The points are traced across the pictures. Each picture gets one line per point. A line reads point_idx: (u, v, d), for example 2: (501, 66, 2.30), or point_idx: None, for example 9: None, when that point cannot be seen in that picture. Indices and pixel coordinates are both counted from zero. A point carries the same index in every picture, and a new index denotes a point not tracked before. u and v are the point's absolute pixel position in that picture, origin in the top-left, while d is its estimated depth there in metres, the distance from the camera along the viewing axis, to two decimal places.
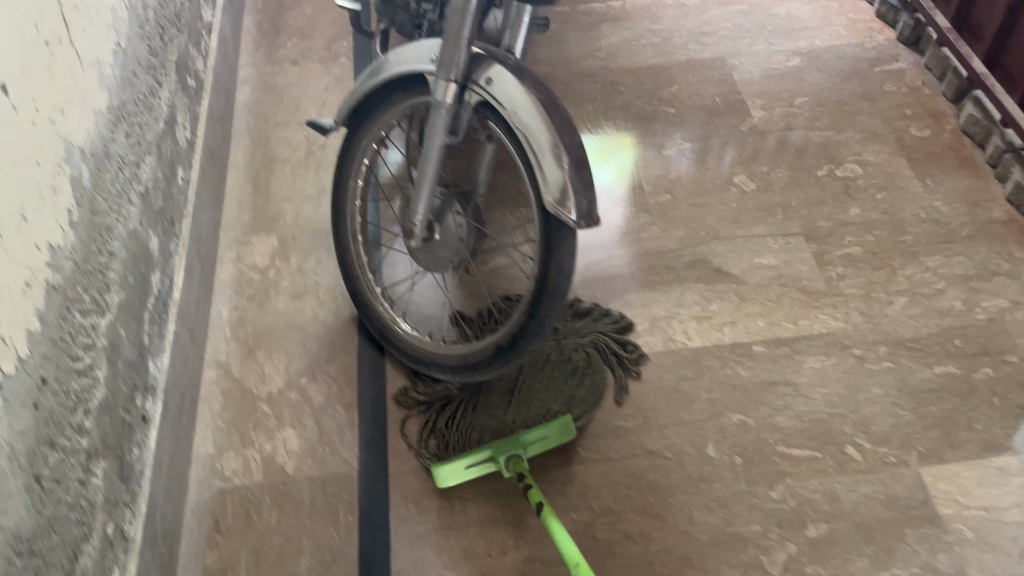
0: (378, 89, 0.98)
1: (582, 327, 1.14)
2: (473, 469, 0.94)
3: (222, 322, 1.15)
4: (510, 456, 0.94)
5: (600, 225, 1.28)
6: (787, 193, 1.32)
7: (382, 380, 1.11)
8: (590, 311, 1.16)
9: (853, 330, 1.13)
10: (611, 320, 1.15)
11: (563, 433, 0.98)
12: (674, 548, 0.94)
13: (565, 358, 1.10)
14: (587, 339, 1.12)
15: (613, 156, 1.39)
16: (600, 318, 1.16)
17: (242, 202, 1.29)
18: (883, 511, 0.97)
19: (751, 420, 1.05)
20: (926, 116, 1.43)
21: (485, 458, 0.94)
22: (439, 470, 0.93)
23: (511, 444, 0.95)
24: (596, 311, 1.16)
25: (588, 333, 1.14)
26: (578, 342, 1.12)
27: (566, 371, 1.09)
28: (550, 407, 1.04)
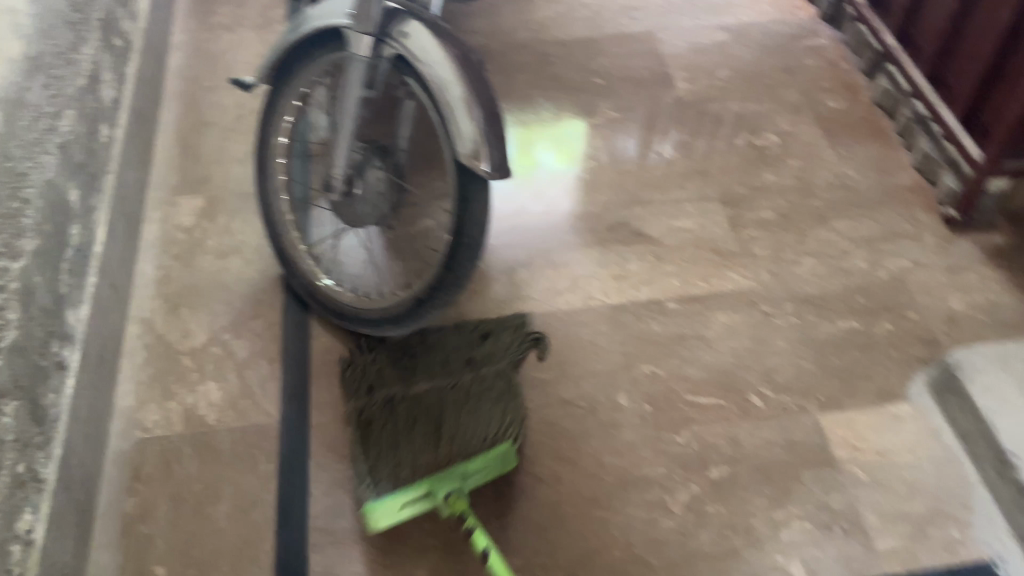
0: (299, 45, 0.99)
1: (493, 350, 1.08)
2: (409, 512, 0.86)
3: (147, 279, 1.15)
4: (449, 493, 0.89)
5: (559, 207, 1.29)
6: (707, 160, 1.37)
7: (306, 334, 1.12)
8: (496, 332, 1.11)
9: (761, 288, 1.19)
10: (522, 339, 1.10)
11: (504, 461, 0.92)
12: (583, 489, 0.99)
13: (485, 382, 1.03)
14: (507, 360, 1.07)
15: (570, 140, 1.40)
16: (508, 332, 1.11)
17: (170, 163, 1.29)
18: (782, 454, 1.02)
19: (662, 371, 1.10)
20: (842, 89, 1.50)
21: (421, 497, 0.87)
22: (373, 513, 0.85)
23: (449, 482, 0.89)
24: (505, 331, 1.11)
25: (502, 355, 1.08)
26: (497, 366, 1.06)
27: (488, 395, 1.02)
28: (478, 434, 0.97)
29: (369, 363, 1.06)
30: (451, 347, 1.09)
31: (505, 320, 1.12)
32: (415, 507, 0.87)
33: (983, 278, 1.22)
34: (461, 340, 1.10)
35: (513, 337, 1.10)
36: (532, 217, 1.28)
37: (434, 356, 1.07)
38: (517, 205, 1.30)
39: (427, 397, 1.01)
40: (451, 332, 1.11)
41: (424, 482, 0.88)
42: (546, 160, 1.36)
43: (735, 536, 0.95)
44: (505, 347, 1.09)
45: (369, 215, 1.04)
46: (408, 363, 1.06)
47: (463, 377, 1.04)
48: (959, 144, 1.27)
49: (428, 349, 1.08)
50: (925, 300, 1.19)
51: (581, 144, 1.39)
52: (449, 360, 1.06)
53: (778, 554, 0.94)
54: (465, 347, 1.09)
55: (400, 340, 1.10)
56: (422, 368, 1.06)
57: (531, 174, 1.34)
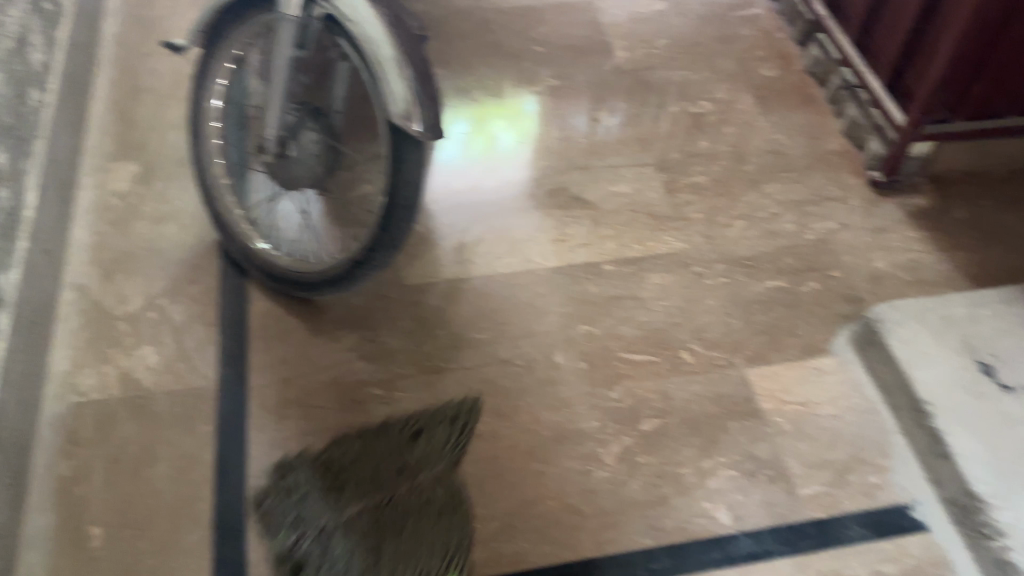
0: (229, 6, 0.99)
1: (427, 450, 0.99)
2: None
3: (81, 245, 1.14)
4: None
5: (515, 187, 1.29)
6: (644, 127, 1.40)
7: (244, 299, 1.12)
8: (428, 427, 1.01)
9: (694, 250, 1.23)
10: (457, 438, 1.01)
11: None
12: (519, 444, 1.01)
13: (422, 501, 0.95)
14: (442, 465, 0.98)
15: (522, 118, 1.40)
16: (439, 426, 1.01)
17: (105, 129, 1.28)
18: (710, 407, 1.06)
19: (597, 329, 1.13)
20: (776, 58, 1.54)
21: None
22: None
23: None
24: (439, 428, 1.01)
25: (438, 456, 0.99)
26: (433, 472, 0.98)
27: (426, 517, 0.93)
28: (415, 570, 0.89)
29: (293, 483, 0.95)
30: (380, 454, 0.98)
31: (432, 411, 1.03)
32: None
33: (905, 238, 1.26)
34: (390, 445, 0.99)
35: (449, 431, 1.01)
36: (483, 189, 1.29)
37: (362, 468, 0.97)
38: (474, 181, 1.30)
39: (358, 528, 0.92)
40: (377, 436, 1.00)
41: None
42: (502, 138, 1.36)
43: (664, 485, 0.99)
44: (439, 449, 0.99)
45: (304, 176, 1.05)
46: (333, 483, 0.95)
47: (396, 495, 0.95)
48: (884, 109, 1.32)
49: (353, 463, 0.97)
50: (850, 260, 1.23)
51: (536, 119, 1.40)
52: (379, 476, 0.96)
53: (704, 501, 0.98)
54: (395, 451, 0.99)
55: (321, 452, 0.98)
56: (350, 485, 0.95)
57: (489, 151, 1.34)
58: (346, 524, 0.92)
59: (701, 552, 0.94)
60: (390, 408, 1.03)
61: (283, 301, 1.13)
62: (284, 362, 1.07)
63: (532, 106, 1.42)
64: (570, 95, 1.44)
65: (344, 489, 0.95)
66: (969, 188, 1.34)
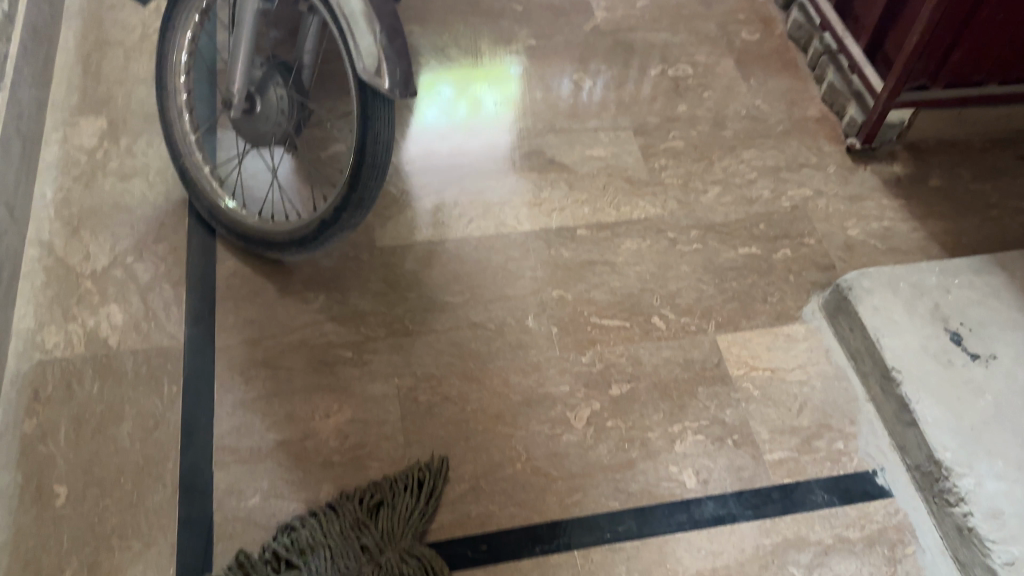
0: None
1: (390, 525, 0.90)
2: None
3: (45, 202, 1.12)
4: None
5: (496, 156, 1.27)
6: (623, 90, 1.38)
7: (212, 258, 1.11)
8: (389, 499, 0.92)
9: (668, 216, 1.22)
10: (422, 512, 0.91)
11: None
12: (488, 408, 1.01)
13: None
14: (407, 538, 0.89)
15: (510, 85, 1.37)
16: (398, 496, 0.92)
17: (69, 82, 1.24)
18: (680, 372, 1.06)
19: (569, 294, 1.12)
20: (756, 22, 1.52)
21: None
22: None
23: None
24: (402, 501, 0.91)
25: (400, 531, 0.90)
26: (398, 548, 0.88)
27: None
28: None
29: None
30: (336, 537, 0.88)
31: (390, 478, 0.93)
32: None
33: (881, 206, 1.26)
34: (346, 527, 0.89)
35: (411, 501, 0.91)
36: (462, 155, 1.26)
37: (316, 555, 0.87)
38: (453, 146, 1.27)
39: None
40: (331, 519, 0.90)
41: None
42: (487, 105, 1.33)
43: (632, 450, 0.99)
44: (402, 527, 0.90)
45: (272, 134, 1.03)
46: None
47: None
48: (863, 74, 1.32)
49: (305, 551, 0.87)
50: (824, 227, 1.23)
51: (519, 82, 1.38)
52: (334, 565, 0.86)
53: (672, 465, 0.99)
54: (353, 531, 0.89)
55: (289, 416, 0.99)
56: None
57: (472, 118, 1.31)
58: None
59: (667, 515, 0.95)
60: (360, 370, 1.03)
61: (252, 261, 1.12)
62: (253, 323, 1.06)
63: (516, 69, 1.39)
64: (548, 56, 1.42)
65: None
66: (947, 157, 1.33)
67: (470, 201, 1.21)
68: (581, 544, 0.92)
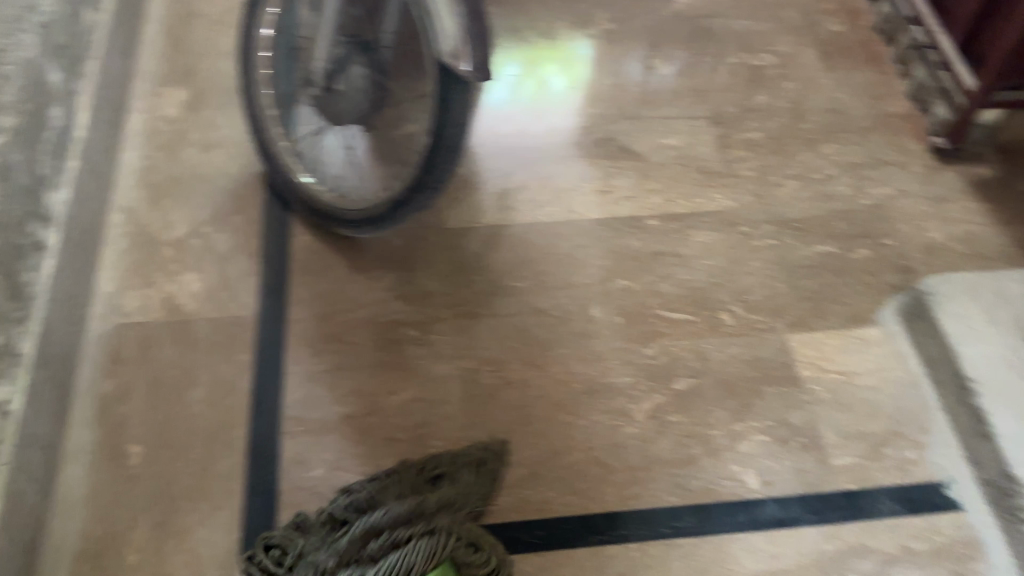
0: None
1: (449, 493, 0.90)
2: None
3: (131, 169, 1.15)
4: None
5: (558, 138, 1.26)
6: (701, 78, 1.35)
7: (286, 232, 1.13)
8: (450, 471, 0.93)
9: (742, 209, 1.19)
10: (480, 489, 0.92)
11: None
12: (550, 395, 1.01)
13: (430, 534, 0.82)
14: (466, 505, 0.89)
15: (580, 67, 1.36)
16: (460, 468, 0.93)
17: (157, 52, 1.27)
18: (747, 369, 1.04)
19: (637, 285, 1.11)
20: (843, 13, 1.47)
21: None
22: None
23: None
24: (463, 475, 0.92)
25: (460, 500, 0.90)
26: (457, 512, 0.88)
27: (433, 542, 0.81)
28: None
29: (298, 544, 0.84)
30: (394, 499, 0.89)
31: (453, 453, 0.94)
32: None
33: (966, 210, 1.21)
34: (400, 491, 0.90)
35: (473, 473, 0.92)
36: (524, 134, 1.26)
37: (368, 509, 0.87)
38: (516, 125, 1.27)
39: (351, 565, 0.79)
40: (388, 484, 0.91)
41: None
42: (554, 86, 1.33)
43: (694, 446, 0.98)
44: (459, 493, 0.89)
45: (350, 111, 1.04)
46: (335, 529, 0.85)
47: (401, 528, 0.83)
48: (953, 72, 1.26)
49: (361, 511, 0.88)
50: (904, 229, 1.19)
51: (589, 65, 1.36)
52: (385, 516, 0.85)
53: (733, 464, 0.97)
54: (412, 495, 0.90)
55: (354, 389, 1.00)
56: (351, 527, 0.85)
57: (537, 97, 1.31)
58: (339, 559, 0.79)
59: (727, 514, 0.93)
60: (424, 349, 1.03)
61: (324, 236, 1.13)
62: (323, 297, 1.07)
63: (586, 52, 1.38)
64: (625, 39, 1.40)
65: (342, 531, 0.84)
66: None
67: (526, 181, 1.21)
68: (638, 536, 0.91)
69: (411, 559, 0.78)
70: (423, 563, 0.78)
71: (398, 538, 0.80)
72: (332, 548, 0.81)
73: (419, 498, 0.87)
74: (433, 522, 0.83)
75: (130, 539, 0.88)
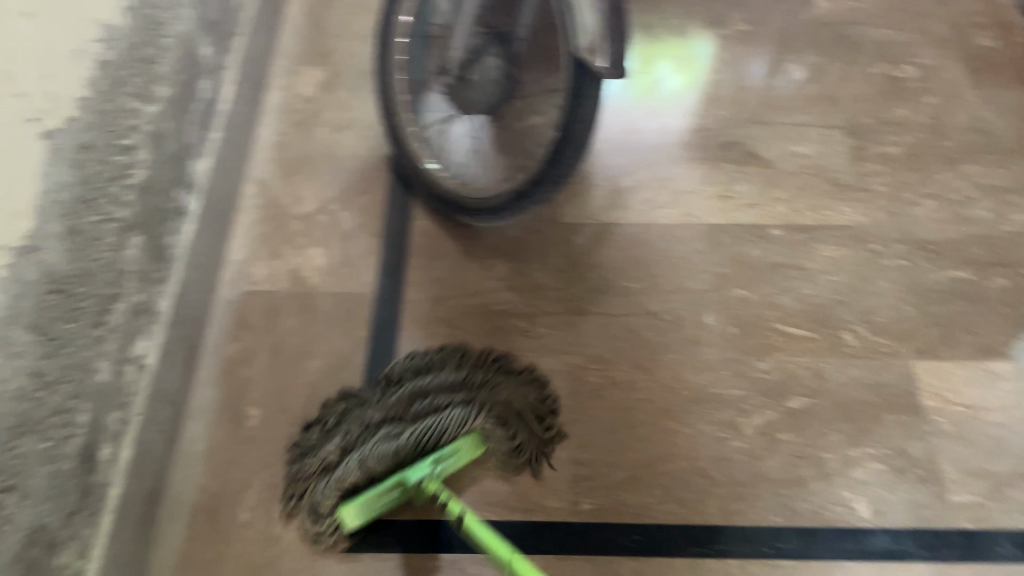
0: None
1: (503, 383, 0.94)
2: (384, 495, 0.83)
3: (266, 144, 1.20)
4: (421, 476, 0.83)
5: (670, 138, 1.23)
6: (837, 87, 1.30)
7: (408, 216, 1.15)
8: (507, 364, 0.97)
9: (872, 226, 1.14)
10: (536, 391, 0.96)
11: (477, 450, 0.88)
12: (657, 401, 0.98)
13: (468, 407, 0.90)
14: (515, 393, 0.93)
15: (696, 68, 1.32)
16: (520, 369, 0.98)
17: (297, 32, 1.31)
18: (866, 394, 1.00)
19: (755, 296, 1.07)
20: (997, 26, 1.39)
21: (392, 483, 0.83)
22: (344, 512, 0.82)
23: (423, 463, 0.84)
24: (517, 371, 0.97)
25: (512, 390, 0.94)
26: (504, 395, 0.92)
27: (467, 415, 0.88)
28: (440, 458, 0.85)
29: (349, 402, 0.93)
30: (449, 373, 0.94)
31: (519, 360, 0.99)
32: (389, 495, 0.84)
33: None
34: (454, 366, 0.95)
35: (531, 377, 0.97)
36: (637, 134, 1.24)
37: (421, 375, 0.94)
38: (629, 124, 1.25)
39: (395, 421, 0.89)
40: (447, 359, 0.96)
41: (399, 469, 0.84)
42: (668, 86, 1.30)
43: (803, 467, 0.95)
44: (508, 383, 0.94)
45: (482, 103, 1.04)
46: (388, 387, 0.93)
47: (443, 398, 0.90)
48: None
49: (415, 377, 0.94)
50: None
51: (711, 65, 1.33)
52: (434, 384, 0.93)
53: (844, 489, 0.93)
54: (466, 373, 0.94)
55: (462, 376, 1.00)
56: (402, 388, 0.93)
57: (650, 98, 1.28)
58: (387, 412, 0.89)
59: (834, 541, 0.90)
60: (532, 341, 1.02)
61: (444, 222, 1.15)
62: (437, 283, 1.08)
63: (708, 52, 1.34)
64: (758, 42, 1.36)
65: (394, 391, 0.92)
66: None
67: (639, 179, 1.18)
68: (739, 554, 0.89)
69: (444, 421, 0.86)
70: (456, 429, 0.87)
71: (439, 405, 0.89)
72: (382, 406, 0.90)
73: (467, 375, 0.94)
74: (472, 395, 0.91)
75: (243, 498, 0.91)
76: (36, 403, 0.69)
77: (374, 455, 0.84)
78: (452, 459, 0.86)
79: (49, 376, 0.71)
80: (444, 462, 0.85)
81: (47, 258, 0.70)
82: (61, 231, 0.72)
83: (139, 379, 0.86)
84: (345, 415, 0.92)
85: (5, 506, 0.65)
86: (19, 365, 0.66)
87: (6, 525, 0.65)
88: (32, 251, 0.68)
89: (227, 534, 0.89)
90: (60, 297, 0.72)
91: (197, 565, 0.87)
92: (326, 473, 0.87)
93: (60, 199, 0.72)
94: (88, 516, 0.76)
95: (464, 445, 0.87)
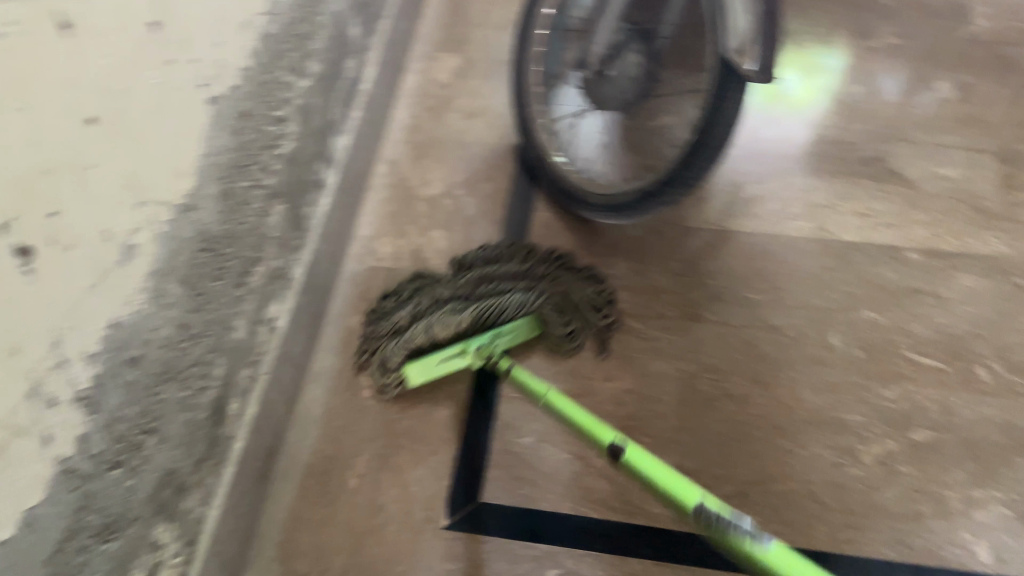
0: None
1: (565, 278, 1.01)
2: (446, 359, 0.94)
3: (400, 126, 1.23)
4: (480, 345, 0.93)
5: (789, 150, 1.17)
6: (992, 108, 1.22)
7: (531, 206, 1.15)
8: (570, 261, 1.04)
9: (1019, 259, 1.08)
10: (594, 285, 1.03)
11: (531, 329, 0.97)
12: (772, 417, 0.96)
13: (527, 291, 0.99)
14: (574, 286, 1.00)
15: (822, 78, 1.26)
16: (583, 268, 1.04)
17: (437, 16, 1.33)
18: (998, 435, 0.95)
19: (884, 319, 1.03)
20: None
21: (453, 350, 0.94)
22: (407, 370, 0.93)
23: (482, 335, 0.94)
24: (579, 267, 1.04)
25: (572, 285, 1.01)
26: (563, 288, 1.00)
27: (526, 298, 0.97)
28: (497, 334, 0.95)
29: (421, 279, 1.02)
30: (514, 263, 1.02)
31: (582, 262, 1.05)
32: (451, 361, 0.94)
33: None
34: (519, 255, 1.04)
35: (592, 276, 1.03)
36: (754, 142, 1.19)
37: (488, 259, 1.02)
38: (746, 131, 1.20)
39: (461, 298, 0.98)
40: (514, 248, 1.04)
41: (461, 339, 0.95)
42: (790, 94, 1.24)
43: (922, 503, 0.91)
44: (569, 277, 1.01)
45: (618, 96, 1.04)
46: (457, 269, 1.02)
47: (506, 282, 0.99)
48: None
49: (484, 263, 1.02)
50: None
51: (839, 80, 1.26)
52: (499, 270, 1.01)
53: (965, 531, 0.89)
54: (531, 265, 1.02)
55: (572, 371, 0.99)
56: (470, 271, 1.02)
57: (770, 105, 1.23)
58: (456, 290, 0.98)
59: None
60: (645, 344, 1.01)
61: (565, 215, 1.14)
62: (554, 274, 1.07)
63: (837, 64, 1.27)
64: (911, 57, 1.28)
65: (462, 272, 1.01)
66: None
67: (752, 190, 1.13)
68: None
69: (505, 302, 0.96)
70: (514, 310, 0.95)
71: (502, 288, 0.98)
72: (450, 283, 1.00)
73: (531, 267, 1.01)
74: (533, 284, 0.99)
75: (353, 465, 0.94)
76: (182, 353, 0.72)
77: (441, 324, 0.95)
78: (507, 336, 0.96)
79: (195, 329, 0.74)
80: (501, 337, 0.95)
81: (203, 218, 0.73)
82: (217, 193, 0.75)
83: (269, 340, 0.89)
84: (416, 288, 1.01)
85: (147, 447, 0.69)
86: (170, 315, 0.70)
87: (146, 464, 0.69)
88: (191, 209, 0.71)
89: (336, 497, 0.92)
90: (210, 256, 0.75)
91: (306, 524, 0.90)
92: (396, 335, 0.97)
93: (219, 163, 0.75)
94: (214, 465, 0.80)
95: (520, 326, 0.97)
